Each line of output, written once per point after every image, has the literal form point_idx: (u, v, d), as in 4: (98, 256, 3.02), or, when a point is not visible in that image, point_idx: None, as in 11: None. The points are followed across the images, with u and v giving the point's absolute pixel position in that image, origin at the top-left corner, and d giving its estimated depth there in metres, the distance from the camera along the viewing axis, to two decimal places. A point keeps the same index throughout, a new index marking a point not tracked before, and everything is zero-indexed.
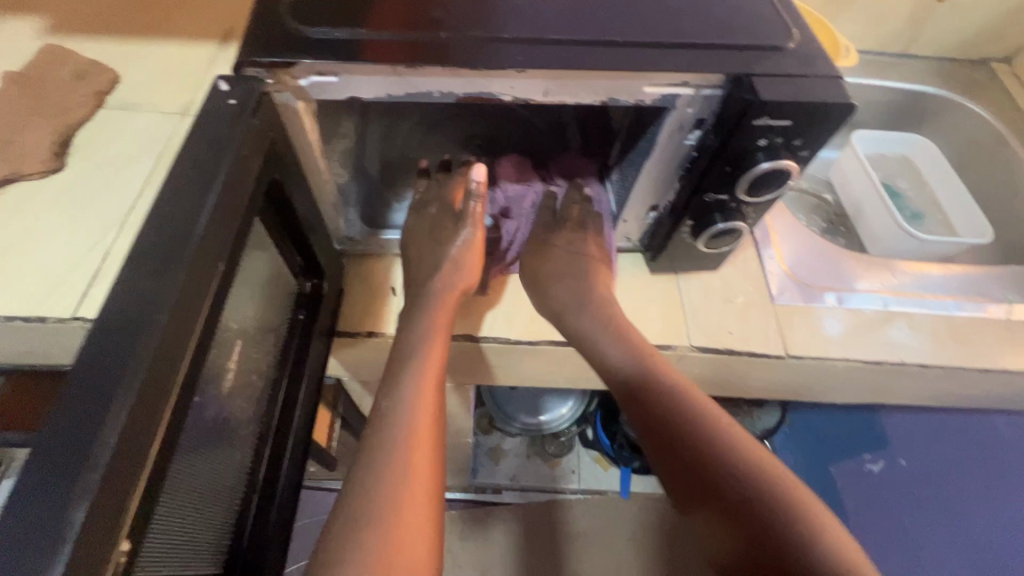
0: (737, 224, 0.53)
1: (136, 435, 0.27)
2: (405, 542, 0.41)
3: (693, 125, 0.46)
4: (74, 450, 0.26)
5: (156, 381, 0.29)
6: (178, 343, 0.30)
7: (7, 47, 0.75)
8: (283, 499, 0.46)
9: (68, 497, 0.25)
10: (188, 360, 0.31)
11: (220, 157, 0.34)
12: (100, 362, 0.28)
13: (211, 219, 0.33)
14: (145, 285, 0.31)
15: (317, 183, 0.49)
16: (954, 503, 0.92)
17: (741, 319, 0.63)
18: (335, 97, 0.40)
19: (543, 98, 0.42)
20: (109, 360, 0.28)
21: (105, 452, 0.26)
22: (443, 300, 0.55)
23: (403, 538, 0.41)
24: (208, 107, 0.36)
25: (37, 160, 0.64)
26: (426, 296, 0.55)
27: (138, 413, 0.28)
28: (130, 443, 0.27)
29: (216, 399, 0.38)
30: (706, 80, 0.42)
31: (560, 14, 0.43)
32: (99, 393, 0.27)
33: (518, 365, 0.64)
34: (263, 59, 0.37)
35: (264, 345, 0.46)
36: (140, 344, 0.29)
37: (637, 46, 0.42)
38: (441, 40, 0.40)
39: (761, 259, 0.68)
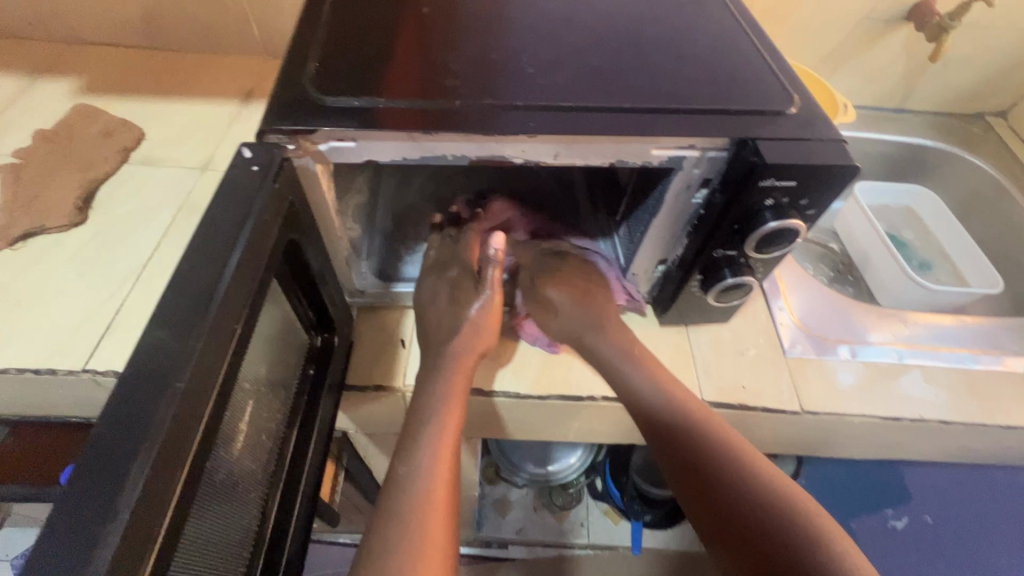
0: (746, 278, 0.53)
1: (151, 506, 0.27)
2: None
3: (700, 184, 0.47)
4: (89, 519, 0.25)
5: (174, 444, 0.28)
6: (194, 407, 0.30)
7: (42, 108, 0.79)
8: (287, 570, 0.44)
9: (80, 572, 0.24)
10: (203, 424, 0.30)
11: (242, 220, 0.35)
12: (115, 428, 0.28)
13: (231, 282, 0.33)
14: (165, 347, 0.31)
15: (331, 240, 0.49)
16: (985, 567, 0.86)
17: (753, 373, 0.62)
18: (352, 160, 0.41)
19: (553, 161, 0.43)
20: (126, 426, 0.28)
21: (119, 520, 0.25)
22: (457, 359, 0.54)
23: None
24: (232, 171, 0.37)
25: (58, 214, 0.66)
26: (439, 351, 0.55)
27: (154, 479, 0.27)
28: (146, 511, 0.26)
29: (227, 461, 0.37)
30: (712, 143, 0.43)
31: (569, 81, 0.45)
32: (115, 459, 0.27)
33: (528, 420, 0.63)
34: (285, 127, 0.39)
35: (273, 403, 0.45)
36: (159, 408, 0.28)
37: (644, 112, 0.43)
38: (456, 107, 0.42)
39: (771, 310, 0.68)
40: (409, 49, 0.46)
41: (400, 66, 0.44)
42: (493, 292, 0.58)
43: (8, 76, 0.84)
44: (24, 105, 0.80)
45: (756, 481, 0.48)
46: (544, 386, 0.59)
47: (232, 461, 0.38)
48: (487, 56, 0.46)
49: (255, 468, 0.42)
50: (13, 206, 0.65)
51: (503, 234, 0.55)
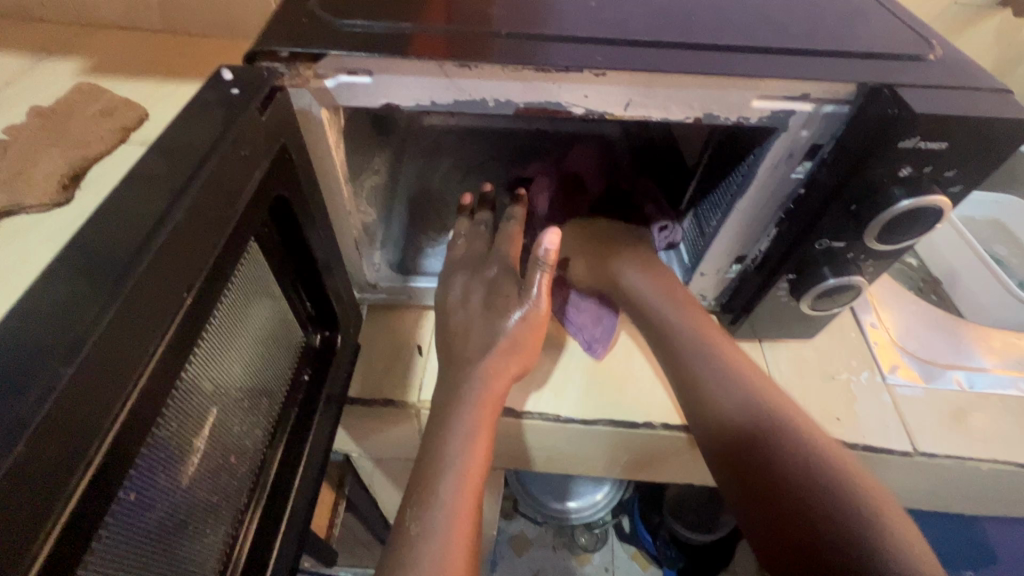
0: (854, 277, 0.42)
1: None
2: None
3: (805, 154, 0.37)
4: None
5: (50, 461, 0.18)
6: (98, 401, 0.20)
7: (40, 85, 0.72)
8: None
9: None
10: (106, 439, 0.20)
11: (208, 151, 0.26)
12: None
13: (181, 231, 0.23)
14: (63, 315, 0.21)
15: (338, 214, 0.40)
16: None
17: (847, 401, 0.50)
18: (367, 104, 0.32)
19: (623, 112, 0.34)
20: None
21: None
22: (483, 382, 0.43)
23: None
24: (208, 99, 0.28)
25: (42, 191, 0.56)
26: (463, 363, 0.44)
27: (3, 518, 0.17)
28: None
29: (168, 488, 0.27)
30: (831, 92, 0.33)
31: (643, 16, 0.36)
32: None
33: (566, 450, 0.52)
34: (283, 48, 0.30)
35: (254, 412, 0.35)
36: (29, 404, 0.18)
37: (743, 51, 0.34)
38: (503, 38, 0.32)
39: (862, 325, 0.56)
40: None
41: None
42: (540, 300, 0.44)
43: (8, 53, 0.78)
44: (21, 81, 0.73)
45: (810, 451, 0.40)
46: (588, 408, 0.49)
47: (176, 489, 0.27)
48: None
49: (219, 501, 0.31)
50: None
51: (559, 231, 0.42)
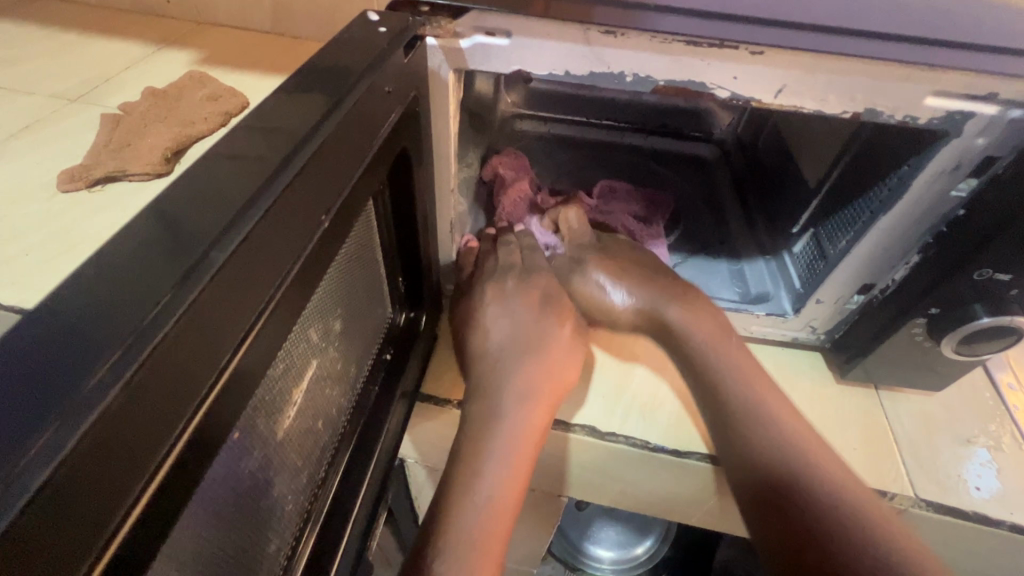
0: (1015, 317, 0.36)
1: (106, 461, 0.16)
2: None
3: (974, 168, 0.33)
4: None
5: (151, 400, 0.17)
6: (223, 323, 0.19)
7: (156, 70, 0.76)
8: None
9: None
10: (208, 387, 0.19)
11: (350, 87, 0.25)
12: (59, 341, 0.17)
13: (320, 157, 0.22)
14: (194, 225, 0.20)
15: (440, 188, 0.39)
16: None
17: (984, 470, 0.43)
18: (495, 67, 0.32)
19: (772, 100, 0.32)
20: (105, 328, 0.17)
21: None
22: (529, 373, 0.40)
23: None
24: (355, 44, 0.27)
25: (146, 161, 0.58)
26: (515, 348, 0.41)
27: (96, 459, 0.15)
28: (66, 511, 0.15)
29: (246, 463, 0.25)
30: (1023, 94, 0.29)
31: (795, 5, 0.33)
32: (73, 368, 0.16)
33: (646, 485, 0.46)
34: (425, 3, 0.31)
35: (345, 373, 0.33)
36: (143, 324, 0.17)
37: (917, 41, 0.30)
38: (652, 12, 0.31)
39: (997, 387, 0.49)
40: None
41: None
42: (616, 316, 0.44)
43: (132, 41, 0.83)
44: (140, 66, 0.77)
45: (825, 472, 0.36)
46: (681, 441, 0.43)
47: (250, 464, 0.25)
48: None
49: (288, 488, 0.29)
50: (103, 150, 0.60)
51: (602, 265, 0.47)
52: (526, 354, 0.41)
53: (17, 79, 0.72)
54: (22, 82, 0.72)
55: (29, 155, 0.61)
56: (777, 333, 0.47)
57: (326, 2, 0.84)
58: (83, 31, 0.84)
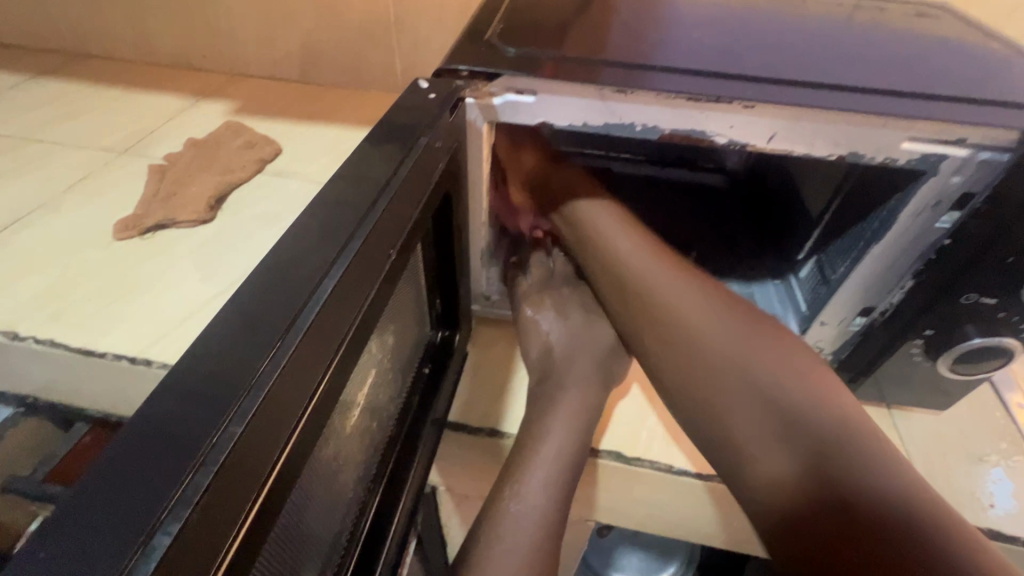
0: (1005, 339, 0.39)
1: (238, 480, 0.19)
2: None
3: (956, 202, 0.36)
4: (111, 546, 0.16)
5: (255, 447, 0.20)
6: (316, 356, 0.22)
7: (195, 121, 0.83)
8: None
9: (132, 539, 0.16)
10: (301, 426, 0.22)
11: (406, 149, 0.29)
12: (179, 400, 0.20)
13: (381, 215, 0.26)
14: (285, 272, 0.23)
15: (474, 223, 0.43)
16: None
17: (1001, 487, 0.45)
18: (526, 120, 0.36)
19: (765, 145, 0.35)
20: (230, 367, 0.21)
21: (147, 565, 0.16)
22: (553, 468, 0.40)
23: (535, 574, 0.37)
24: (400, 110, 0.32)
25: (192, 210, 0.63)
26: (528, 460, 0.41)
27: (215, 503, 0.18)
28: (195, 551, 0.17)
29: (305, 513, 0.27)
30: (990, 137, 0.33)
31: (784, 66, 0.38)
32: (210, 399, 0.20)
33: (668, 506, 0.48)
34: (465, 68, 0.35)
35: (392, 383, 0.37)
36: (249, 383, 0.20)
37: (886, 95, 0.35)
38: (656, 72, 0.35)
39: (1007, 406, 0.51)
40: (592, 28, 0.42)
41: (585, 43, 0.39)
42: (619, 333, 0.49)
43: (172, 95, 0.90)
44: (181, 117, 0.84)
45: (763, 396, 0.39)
46: (703, 463, 0.45)
47: (308, 506, 0.27)
48: (682, 41, 0.41)
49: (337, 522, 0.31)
50: (153, 200, 0.65)
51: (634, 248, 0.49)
52: (573, 400, 0.44)
53: (69, 136, 0.79)
54: (75, 138, 0.78)
55: (86, 206, 0.66)
56: None
57: (350, 53, 0.91)
58: (127, 87, 0.91)
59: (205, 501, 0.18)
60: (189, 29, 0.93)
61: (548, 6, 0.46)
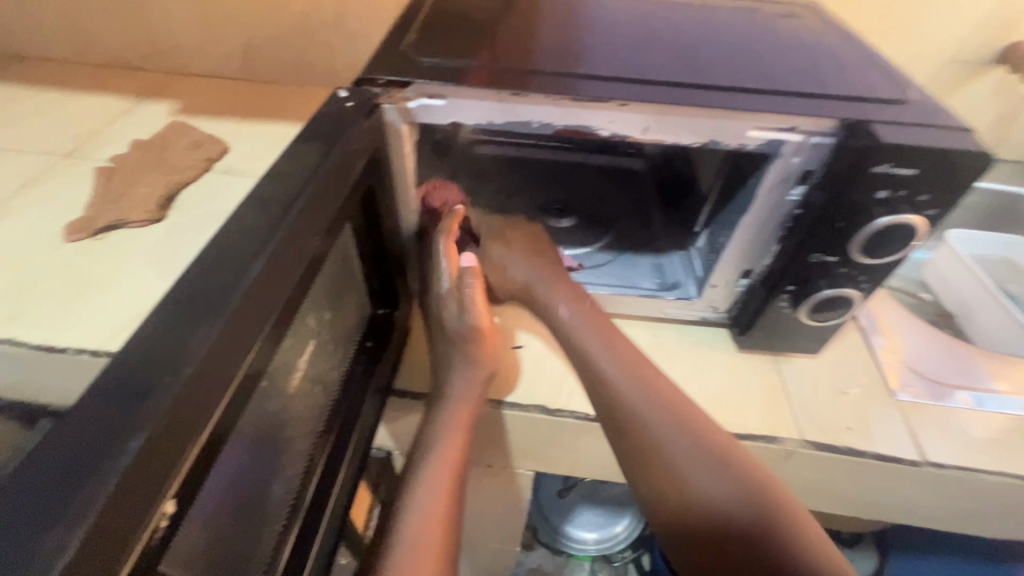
0: (847, 290, 0.47)
1: (189, 414, 0.23)
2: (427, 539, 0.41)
3: (799, 178, 0.44)
4: (84, 464, 0.20)
5: (205, 384, 0.24)
6: (252, 316, 0.27)
7: (139, 121, 0.84)
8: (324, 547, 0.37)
9: (102, 456, 0.20)
10: (242, 372, 0.26)
11: (327, 151, 0.34)
12: (138, 356, 0.24)
13: (306, 206, 0.31)
14: (222, 257, 0.28)
15: (404, 212, 0.49)
16: None
17: (859, 413, 0.54)
18: (439, 121, 0.41)
19: (641, 136, 0.42)
20: (178, 329, 0.25)
21: (115, 473, 0.20)
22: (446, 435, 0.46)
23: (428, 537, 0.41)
24: (324, 117, 0.37)
25: (142, 210, 0.66)
26: (431, 426, 0.48)
27: (169, 430, 0.22)
28: (153, 465, 0.21)
29: (250, 462, 0.32)
30: (816, 125, 0.40)
31: (659, 68, 0.45)
32: (163, 352, 0.24)
33: (591, 450, 0.56)
34: (381, 78, 0.40)
35: (333, 355, 0.43)
36: (194, 336, 0.25)
37: (736, 92, 0.42)
38: (547, 77, 0.42)
39: (871, 349, 0.60)
40: (499, 34, 0.48)
41: (490, 49, 0.45)
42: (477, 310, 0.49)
43: (113, 95, 0.91)
44: (124, 118, 0.85)
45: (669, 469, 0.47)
46: None
47: (253, 458, 0.32)
48: (576, 45, 0.47)
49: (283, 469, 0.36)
50: (102, 202, 0.68)
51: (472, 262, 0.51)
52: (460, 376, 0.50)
53: (9, 140, 0.79)
54: (16, 142, 0.79)
55: (34, 210, 0.68)
56: (687, 314, 0.59)
57: (292, 51, 0.94)
58: (65, 88, 0.91)
59: (164, 424, 0.22)
60: (125, 28, 0.93)
61: (462, 14, 0.52)
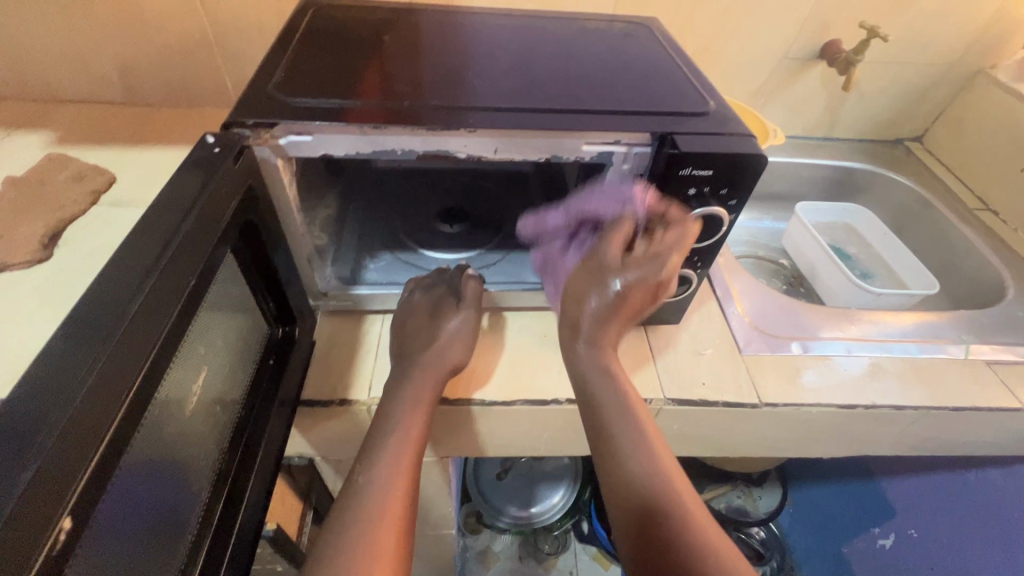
0: (685, 270, 0.57)
1: (78, 442, 0.27)
2: (383, 542, 0.43)
3: (631, 180, 0.52)
4: None
5: (89, 416, 0.28)
6: (136, 352, 0.31)
7: (11, 156, 0.81)
8: (237, 549, 0.42)
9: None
10: (124, 402, 0.30)
11: (199, 193, 0.38)
12: (23, 402, 0.27)
13: (181, 247, 0.35)
14: (98, 304, 0.32)
15: (292, 235, 0.53)
16: (950, 554, 0.98)
17: (712, 369, 0.64)
18: (310, 154, 0.46)
19: (494, 155, 0.48)
20: (62, 371, 0.29)
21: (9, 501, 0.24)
22: (399, 436, 0.50)
23: (382, 540, 0.43)
24: (196, 157, 0.41)
25: (25, 250, 0.65)
26: (384, 429, 0.51)
27: (58, 460, 0.26)
28: (46, 489, 0.25)
29: (148, 472, 0.35)
30: (636, 138, 0.49)
31: (508, 93, 0.51)
32: (48, 396, 0.28)
33: (494, 429, 0.64)
34: (249, 120, 0.43)
35: (232, 377, 0.46)
36: (77, 376, 0.28)
37: (571, 113, 0.49)
38: (404, 109, 0.47)
39: (725, 314, 0.71)
40: (363, 69, 0.52)
41: (355, 84, 0.50)
42: (472, 309, 0.61)
43: None
44: None
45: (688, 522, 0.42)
46: (509, 393, 0.61)
47: (154, 477, 0.35)
48: (436, 74, 0.53)
49: (190, 483, 0.40)
50: None
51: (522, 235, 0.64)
52: (415, 386, 0.54)
53: None
54: None
55: None
56: None
57: (176, 73, 0.92)
58: None
59: (53, 453, 0.26)
60: None
61: (330, 49, 0.56)
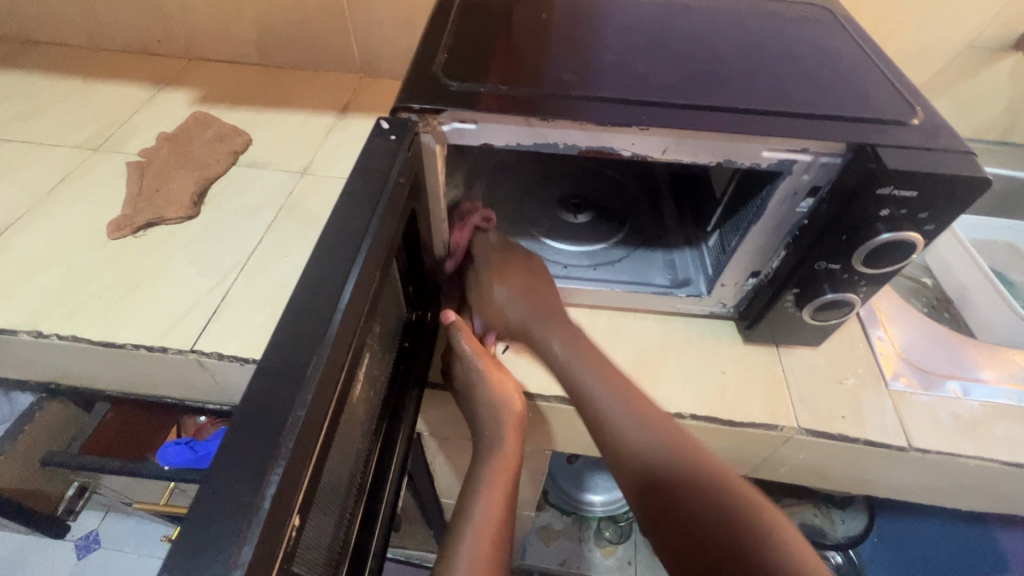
0: (848, 295, 0.51)
1: (308, 443, 0.28)
2: None
3: (807, 192, 0.47)
4: (242, 494, 0.25)
5: (314, 422, 0.28)
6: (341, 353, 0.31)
7: (161, 112, 0.86)
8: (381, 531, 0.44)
9: (255, 489, 0.26)
10: (332, 406, 0.30)
11: (382, 187, 0.38)
12: (257, 395, 0.29)
13: (371, 245, 0.35)
14: (303, 298, 0.32)
15: (436, 221, 0.52)
16: None
17: (855, 403, 0.58)
18: (470, 143, 0.44)
19: (660, 156, 0.45)
20: (288, 369, 0.30)
21: (265, 500, 0.25)
22: None
23: None
24: (372, 143, 0.41)
25: (178, 207, 0.70)
26: None
27: (296, 461, 0.27)
28: (288, 489, 0.26)
29: (334, 460, 0.36)
30: (827, 148, 0.43)
31: (678, 86, 0.47)
32: (275, 394, 0.29)
33: None
34: (417, 105, 0.42)
35: (382, 360, 0.47)
36: (303, 382, 0.29)
37: (752, 113, 0.44)
38: (574, 100, 0.44)
39: (869, 339, 0.65)
40: (523, 52, 0.50)
41: (517, 68, 0.47)
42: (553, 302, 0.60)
43: (132, 83, 0.92)
44: (145, 109, 0.87)
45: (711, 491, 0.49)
46: None
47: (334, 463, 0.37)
48: (599, 62, 0.49)
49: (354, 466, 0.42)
50: (136, 199, 0.71)
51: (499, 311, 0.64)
52: None
53: (37, 134, 0.81)
54: (43, 136, 0.81)
55: (74, 206, 0.71)
56: (697, 310, 0.62)
57: (306, 36, 0.93)
58: (83, 77, 0.92)
59: (293, 459, 0.27)
60: (137, 14, 0.93)
61: (485, 28, 0.54)
